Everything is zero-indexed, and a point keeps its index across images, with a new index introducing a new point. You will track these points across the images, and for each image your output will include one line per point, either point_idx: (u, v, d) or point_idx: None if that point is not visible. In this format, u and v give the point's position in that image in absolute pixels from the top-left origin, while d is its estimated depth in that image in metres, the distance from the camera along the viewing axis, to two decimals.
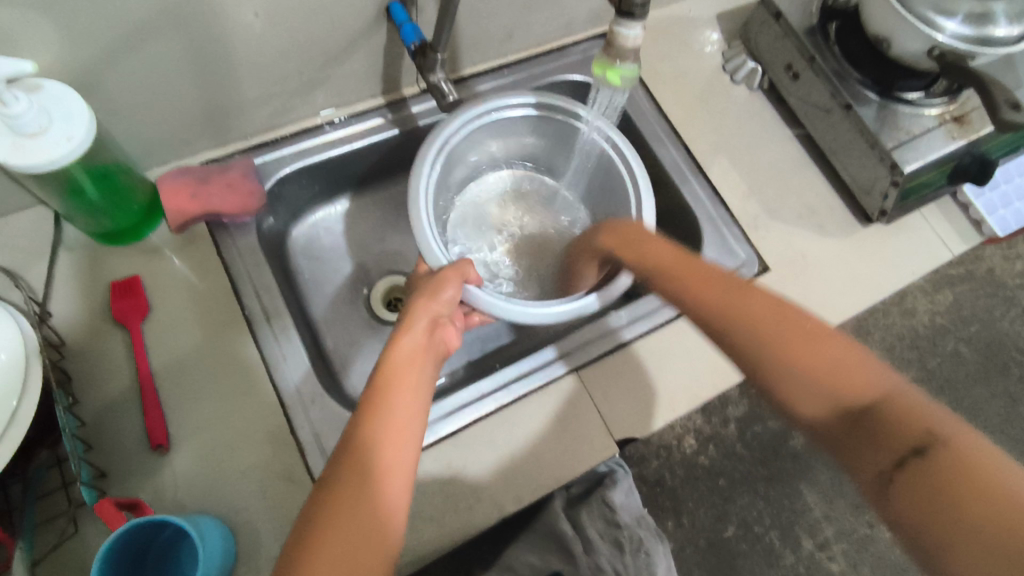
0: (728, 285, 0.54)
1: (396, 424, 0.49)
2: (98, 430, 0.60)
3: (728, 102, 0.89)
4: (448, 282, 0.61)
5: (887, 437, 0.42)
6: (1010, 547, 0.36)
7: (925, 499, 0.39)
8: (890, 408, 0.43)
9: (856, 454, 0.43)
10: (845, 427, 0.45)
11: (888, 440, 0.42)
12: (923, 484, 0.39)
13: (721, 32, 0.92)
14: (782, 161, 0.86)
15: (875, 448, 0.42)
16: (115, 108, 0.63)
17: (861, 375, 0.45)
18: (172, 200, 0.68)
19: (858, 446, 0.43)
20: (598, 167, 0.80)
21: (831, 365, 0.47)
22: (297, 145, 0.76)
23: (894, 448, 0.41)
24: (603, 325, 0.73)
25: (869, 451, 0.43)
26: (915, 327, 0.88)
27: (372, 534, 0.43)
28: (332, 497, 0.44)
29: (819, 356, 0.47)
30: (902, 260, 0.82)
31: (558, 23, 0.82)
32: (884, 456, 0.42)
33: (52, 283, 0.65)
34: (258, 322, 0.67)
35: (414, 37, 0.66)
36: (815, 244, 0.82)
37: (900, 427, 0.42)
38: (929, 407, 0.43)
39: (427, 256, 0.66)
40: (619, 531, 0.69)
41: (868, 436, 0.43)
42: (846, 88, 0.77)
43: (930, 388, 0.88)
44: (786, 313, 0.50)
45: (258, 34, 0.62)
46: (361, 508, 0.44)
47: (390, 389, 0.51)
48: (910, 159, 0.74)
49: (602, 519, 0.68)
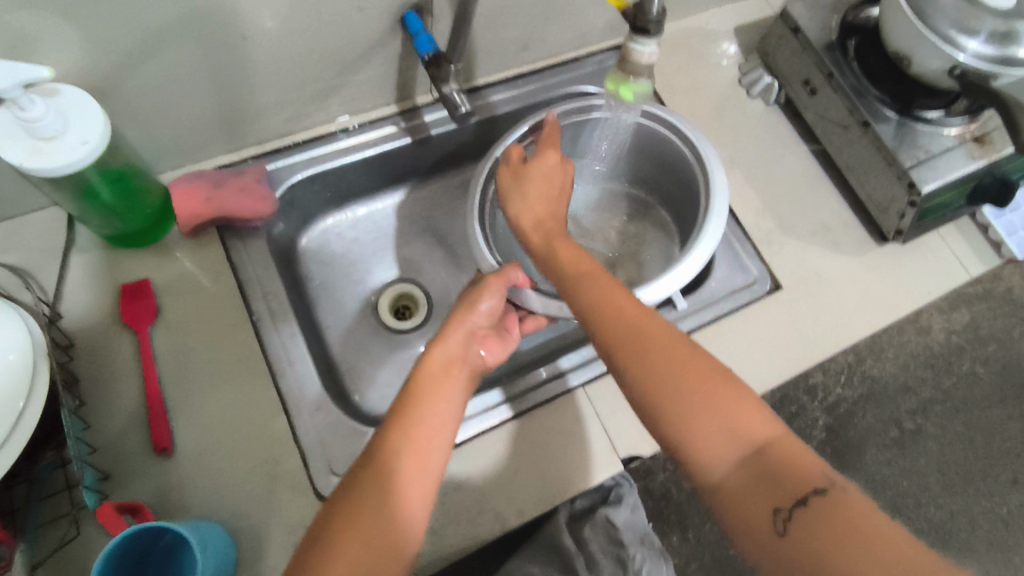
0: (633, 306, 0.53)
1: (426, 432, 0.50)
2: (103, 433, 0.60)
3: (743, 117, 0.88)
4: (488, 290, 0.61)
5: (780, 479, 0.42)
6: None
7: (812, 551, 0.39)
8: (783, 454, 0.43)
9: (745, 496, 0.43)
10: (742, 471, 0.43)
11: (782, 485, 0.42)
12: (814, 534, 0.39)
13: (738, 45, 0.91)
14: (798, 176, 0.85)
15: (765, 490, 0.42)
16: (131, 111, 0.63)
17: (753, 419, 0.45)
18: (185, 204, 0.67)
19: (750, 494, 0.42)
20: (641, 144, 0.81)
21: (725, 407, 0.45)
22: (310, 152, 0.76)
23: (787, 491, 0.41)
24: (553, 366, 0.71)
25: (758, 494, 0.42)
26: (930, 345, 0.82)
27: (386, 541, 0.44)
28: (355, 509, 0.45)
29: (709, 391, 0.46)
30: (916, 283, 0.80)
31: (574, 33, 0.82)
32: (778, 497, 0.41)
33: (64, 283, 0.65)
34: (267, 327, 0.67)
35: (429, 47, 0.65)
36: (828, 261, 0.80)
37: (794, 474, 0.42)
38: (812, 457, 0.43)
39: (483, 265, 0.68)
40: (621, 549, 0.67)
41: (759, 475, 0.43)
42: (865, 105, 0.76)
43: (945, 410, 0.82)
44: (682, 343, 0.49)
45: (274, 41, 0.63)
46: (385, 517, 0.45)
47: (416, 399, 0.52)
48: (929, 178, 0.73)
49: (605, 535, 0.67)
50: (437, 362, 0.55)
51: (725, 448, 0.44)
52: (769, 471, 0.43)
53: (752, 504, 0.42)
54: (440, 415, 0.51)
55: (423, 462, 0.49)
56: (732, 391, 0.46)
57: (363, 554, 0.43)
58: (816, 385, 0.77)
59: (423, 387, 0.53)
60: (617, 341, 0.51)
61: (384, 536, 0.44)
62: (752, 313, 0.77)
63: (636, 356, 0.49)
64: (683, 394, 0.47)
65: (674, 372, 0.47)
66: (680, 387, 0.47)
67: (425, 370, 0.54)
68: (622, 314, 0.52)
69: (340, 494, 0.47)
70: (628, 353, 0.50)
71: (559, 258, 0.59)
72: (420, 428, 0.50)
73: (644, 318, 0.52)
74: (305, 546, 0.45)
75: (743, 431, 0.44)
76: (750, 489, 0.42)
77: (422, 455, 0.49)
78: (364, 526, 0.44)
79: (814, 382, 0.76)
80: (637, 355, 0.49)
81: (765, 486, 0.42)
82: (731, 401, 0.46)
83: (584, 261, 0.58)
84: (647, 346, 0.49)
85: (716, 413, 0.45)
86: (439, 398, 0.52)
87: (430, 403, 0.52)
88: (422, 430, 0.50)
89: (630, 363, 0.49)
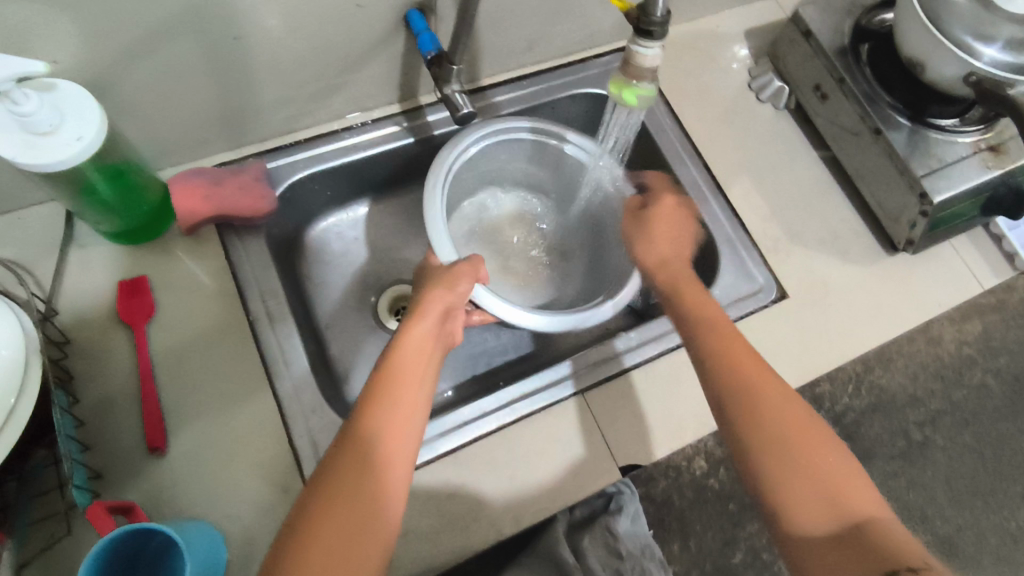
0: (756, 365, 0.56)
1: (399, 414, 0.51)
2: (94, 431, 0.60)
3: (753, 122, 0.86)
4: (461, 276, 0.63)
5: (879, 553, 0.45)
6: None
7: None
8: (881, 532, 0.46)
9: (836, 562, 0.46)
10: (838, 539, 0.47)
11: (878, 558, 0.45)
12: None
13: (749, 49, 0.90)
14: (806, 183, 0.83)
15: (858, 560, 0.45)
16: (131, 107, 0.63)
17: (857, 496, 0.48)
18: (184, 202, 0.67)
19: (846, 560, 0.45)
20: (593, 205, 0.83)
21: (832, 478, 0.49)
22: (311, 150, 0.75)
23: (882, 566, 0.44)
24: (610, 347, 0.72)
25: (850, 562, 0.45)
26: (940, 356, 0.80)
27: (365, 521, 0.45)
28: (331, 489, 0.45)
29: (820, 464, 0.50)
30: (929, 290, 0.80)
31: (581, 34, 0.81)
32: (872, 566, 0.44)
33: (61, 278, 0.65)
34: (264, 327, 0.67)
35: (432, 46, 0.65)
36: (836, 270, 0.79)
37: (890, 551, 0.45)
38: (905, 539, 0.46)
39: (439, 247, 0.66)
40: (620, 564, 0.63)
41: (856, 547, 0.46)
42: (876, 111, 0.75)
43: (954, 423, 0.79)
44: (798, 411, 0.53)
45: (276, 39, 0.62)
46: (361, 492, 0.45)
47: (399, 377, 0.53)
48: (941, 188, 0.71)
49: (605, 547, 0.63)
50: (413, 343, 0.57)
51: (822, 513, 0.48)
52: (865, 544, 0.46)
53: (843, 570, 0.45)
54: (410, 399, 0.52)
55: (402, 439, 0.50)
56: (843, 467, 0.50)
57: (337, 537, 0.43)
58: (822, 394, 0.74)
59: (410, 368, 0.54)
60: (733, 388, 0.55)
61: (359, 514, 0.45)
62: (757, 322, 0.75)
63: (755, 414, 0.53)
64: (791, 457, 0.51)
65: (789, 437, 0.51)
66: (788, 449, 0.51)
67: (400, 356, 0.55)
68: (744, 369, 0.56)
69: (324, 466, 0.47)
70: (746, 409, 0.54)
71: (684, 299, 0.65)
72: (395, 410, 0.51)
73: (767, 376, 0.55)
74: (289, 519, 0.45)
75: (845, 503, 0.48)
76: (844, 554, 0.46)
77: (392, 440, 0.49)
78: (344, 502, 0.45)
79: (821, 391, 0.74)
80: (751, 406, 0.53)
81: (863, 555, 0.45)
82: (835, 475, 0.49)
83: (711, 311, 0.63)
84: (765, 405, 0.53)
85: (821, 482, 0.49)
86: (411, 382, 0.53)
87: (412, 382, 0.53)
88: (399, 413, 0.51)
89: (744, 419, 0.53)
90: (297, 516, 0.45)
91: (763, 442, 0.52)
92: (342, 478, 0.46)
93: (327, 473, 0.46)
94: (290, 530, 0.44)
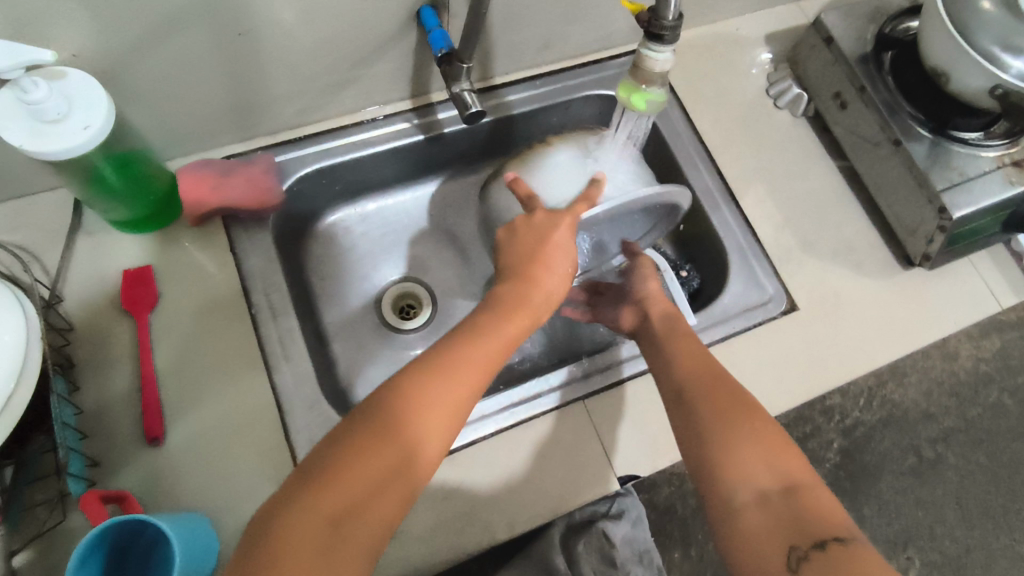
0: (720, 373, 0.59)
1: (459, 373, 0.50)
2: (93, 419, 0.60)
3: (770, 128, 0.84)
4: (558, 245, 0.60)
5: (811, 524, 0.46)
6: None
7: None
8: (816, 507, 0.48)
9: (767, 532, 0.47)
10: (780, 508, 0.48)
11: (805, 527, 0.46)
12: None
13: (769, 53, 0.88)
14: (821, 192, 0.81)
15: (790, 530, 0.46)
16: (141, 97, 0.63)
17: (803, 477, 0.50)
18: (192, 190, 0.68)
19: (782, 527, 0.47)
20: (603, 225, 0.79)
21: (785, 461, 0.51)
22: (320, 144, 0.75)
23: (808, 535, 0.46)
24: (613, 353, 0.71)
25: (779, 532, 0.47)
26: (956, 373, 0.77)
27: (391, 470, 0.44)
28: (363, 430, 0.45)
29: (774, 448, 0.52)
30: (942, 310, 0.77)
31: (596, 34, 0.80)
32: (803, 537, 0.46)
33: (67, 265, 0.66)
34: (266, 320, 0.67)
35: (443, 44, 0.64)
36: (849, 283, 0.77)
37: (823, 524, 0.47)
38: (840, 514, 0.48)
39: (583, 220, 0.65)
40: (611, 568, 0.66)
41: (790, 515, 0.47)
42: (896, 121, 0.73)
43: (967, 442, 0.77)
44: (757, 409, 0.55)
45: (288, 32, 0.62)
46: (391, 440, 0.45)
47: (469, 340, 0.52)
48: (961, 203, 0.69)
49: (598, 551, 0.65)
50: (496, 313, 0.55)
51: (761, 484, 0.50)
52: (794, 513, 0.47)
53: (771, 537, 0.47)
54: (475, 362, 0.51)
55: (456, 405, 0.49)
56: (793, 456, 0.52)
57: (357, 484, 0.43)
58: (832, 407, 0.73)
59: (474, 335, 0.53)
60: (700, 384, 0.57)
61: (388, 462, 0.44)
62: (766, 332, 0.74)
63: (722, 404, 0.55)
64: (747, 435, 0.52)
65: (749, 424, 0.53)
66: (733, 427, 0.53)
67: (472, 321, 0.55)
68: (715, 373, 0.58)
69: (359, 409, 0.47)
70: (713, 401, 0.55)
71: (665, 320, 0.68)
72: (453, 368, 0.50)
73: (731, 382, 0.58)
74: (299, 470, 0.44)
75: (792, 481, 0.50)
76: (778, 523, 0.47)
77: (434, 392, 0.48)
78: (386, 456, 0.45)
79: (832, 404, 0.72)
80: (716, 398, 0.56)
81: (796, 526, 0.47)
82: (786, 458, 0.51)
83: (684, 330, 0.66)
84: (729, 399, 0.55)
85: (773, 461, 0.51)
86: (477, 344, 0.52)
87: (483, 348, 0.52)
88: (458, 370, 0.50)
89: (699, 403, 0.56)
90: (314, 465, 0.44)
91: (718, 422, 0.54)
92: (382, 434, 0.45)
93: (366, 426, 0.45)
94: (297, 486, 0.43)
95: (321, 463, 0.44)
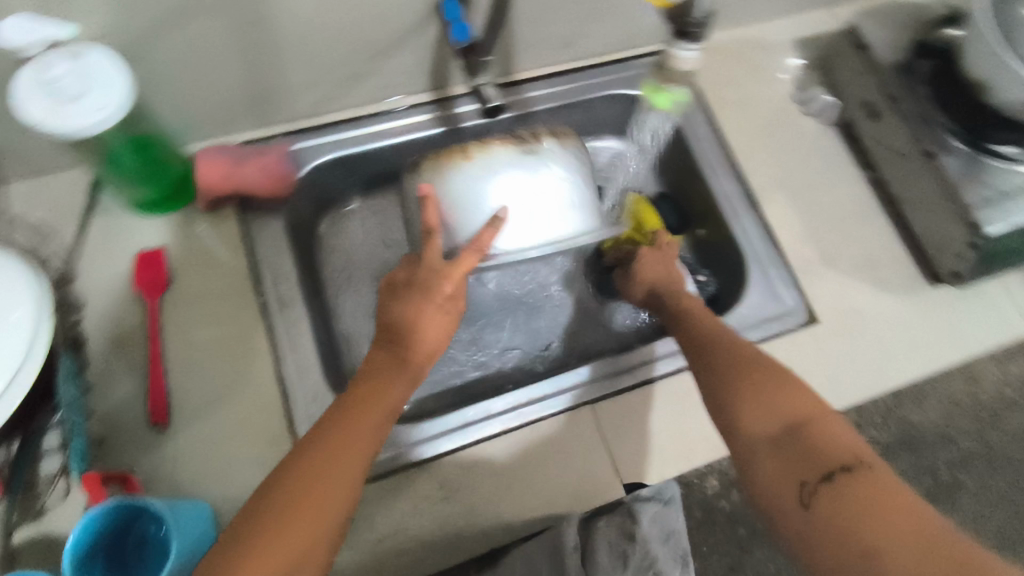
0: (720, 333, 0.59)
1: (355, 422, 0.50)
2: (98, 399, 0.61)
3: (796, 135, 0.82)
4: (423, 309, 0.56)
5: (818, 453, 0.46)
6: (923, 552, 0.39)
7: (834, 522, 0.43)
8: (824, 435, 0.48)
9: (778, 471, 0.47)
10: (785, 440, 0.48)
11: (812, 459, 0.46)
12: (838, 508, 0.43)
13: (798, 60, 0.86)
14: (847, 204, 0.79)
15: (797, 465, 0.46)
16: (160, 80, 0.63)
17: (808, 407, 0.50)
18: (206, 175, 0.67)
19: (791, 462, 0.47)
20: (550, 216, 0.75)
21: (786, 397, 0.50)
22: (338, 134, 0.75)
23: (814, 467, 0.46)
24: (643, 353, 0.70)
25: (788, 469, 0.47)
26: (980, 396, 0.74)
27: (311, 520, 0.44)
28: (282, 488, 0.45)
29: (775, 388, 0.51)
30: (966, 330, 0.74)
31: (621, 33, 0.78)
32: (811, 470, 0.46)
33: (81, 244, 0.66)
34: (274, 309, 0.66)
35: (464, 36, 0.62)
36: (871, 299, 0.75)
37: (827, 451, 0.46)
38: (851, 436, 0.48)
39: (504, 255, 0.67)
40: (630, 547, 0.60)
41: (796, 451, 0.47)
42: (928, 132, 0.71)
43: (988, 467, 0.74)
44: (756, 357, 0.55)
45: (306, 19, 0.62)
46: (312, 496, 0.45)
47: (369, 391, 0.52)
48: (994, 219, 0.66)
49: (619, 529, 0.60)
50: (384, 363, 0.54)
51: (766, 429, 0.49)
52: (804, 447, 0.47)
53: (781, 475, 0.47)
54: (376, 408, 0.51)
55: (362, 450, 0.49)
56: (798, 391, 0.51)
57: (287, 542, 0.43)
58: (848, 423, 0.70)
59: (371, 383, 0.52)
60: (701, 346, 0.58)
61: (311, 512, 0.45)
62: (782, 345, 0.72)
63: (721, 362, 0.55)
64: (751, 381, 0.52)
65: (746, 372, 0.53)
66: (731, 382, 0.53)
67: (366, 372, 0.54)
68: (713, 333, 0.60)
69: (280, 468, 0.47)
70: (712, 358, 0.56)
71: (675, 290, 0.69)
72: (353, 418, 0.50)
73: (730, 336, 0.59)
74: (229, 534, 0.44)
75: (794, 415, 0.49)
76: (784, 459, 0.47)
77: (343, 443, 0.48)
78: (309, 511, 0.45)
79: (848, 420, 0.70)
80: (712, 357, 0.56)
81: (805, 458, 0.46)
82: (785, 391, 0.51)
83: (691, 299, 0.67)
84: (729, 352, 0.56)
85: (776, 400, 0.50)
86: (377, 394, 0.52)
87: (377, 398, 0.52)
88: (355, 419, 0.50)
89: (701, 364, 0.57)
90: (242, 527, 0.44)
91: (719, 377, 0.54)
92: (313, 477, 0.46)
93: (296, 472, 0.46)
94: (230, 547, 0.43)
95: (251, 521, 0.44)
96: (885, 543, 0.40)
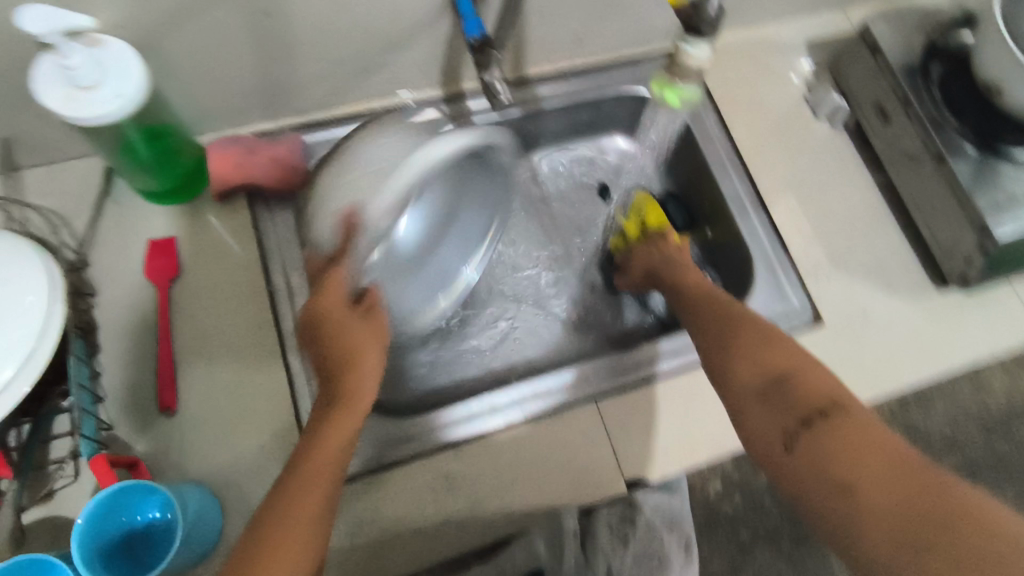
0: (713, 301, 0.62)
1: (346, 395, 0.52)
2: (107, 384, 0.61)
3: (806, 137, 0.82)
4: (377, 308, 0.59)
5: (797, 402, 0.48)
6: (902, 499, 0.40)
7: (818, 462, 0.44)
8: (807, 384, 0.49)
9: (765, 423, 0.49)
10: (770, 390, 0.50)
11: (795, 406, 0.47)
12: (820, 448, 0.44)
13: (809, 62, 0.85)
14: (856, 207, 0.79)
15: (780, 414, 0.48)
16: (174, 69, 0.63)
17: (792, 362, 0.51)
18: (218, 166, 0.68)
19: (775, 410, 0.48)
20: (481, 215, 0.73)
21: (773, 355, 0.52)
22: (348, 127, 0.75)
23: (794, 412, 0.47)
24: (650, 348, 0.70)
25: (774, 419, 0.48)
26: (985, 402, 0.75)
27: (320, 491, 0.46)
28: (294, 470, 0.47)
29: (762, 347, 0.53)
30: (975, 333, 0.74)
31: (632, 32, 0.78)
32: (792, 416, 0.47)
33: (93, 232, 0.67)
34: (282, 300, 0.67)
35: (476, 32, 0.63)
36: (880, 302, 0.74)
37: (807, 397, 0.48)
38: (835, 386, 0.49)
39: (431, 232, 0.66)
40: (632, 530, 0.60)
41: (781, 400, 0.48)
42: (941, 135, 0.70)
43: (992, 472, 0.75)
44: (745, 320, 0.57)
45: (321, 12, 0.62)
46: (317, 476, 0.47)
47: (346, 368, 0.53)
48: (1003, 221, 0.66)
49: (619, 514, 0.61)
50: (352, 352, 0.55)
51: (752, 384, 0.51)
52: (790, 397, 0.48)
53: (768, 428, 0.48)
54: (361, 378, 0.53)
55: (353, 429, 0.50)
56: (784, 348, 0.52)
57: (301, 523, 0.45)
58: None
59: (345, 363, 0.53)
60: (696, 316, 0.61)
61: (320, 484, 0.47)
62: None
63: (712, 329, 0.58)
64: (741, 342, 0.54)
65: (735, 336, 0.55)
66: (724, 347, 0.55)
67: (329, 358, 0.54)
68: (708, 301, 0.62)
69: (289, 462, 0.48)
70: (706, 327, 0.58)
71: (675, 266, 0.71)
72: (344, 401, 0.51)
73: (722, 303, 0.61)
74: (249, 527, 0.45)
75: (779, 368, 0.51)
76: (768, 406, 0.49)
77: (340, 421, 0.50)
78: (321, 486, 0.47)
79: None
80: (704, 324, 0.59)
81: (788, 404, 0.48)
82: (772, 350, 0.52)
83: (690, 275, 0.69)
84: (723, 318, 0.58)
85: (763, 359, 0.52)
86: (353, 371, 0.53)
87: (359, 373, 0.53)
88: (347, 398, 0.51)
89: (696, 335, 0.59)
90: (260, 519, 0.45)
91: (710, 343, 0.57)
92: (318, 454, 0.48)
93: (301, 458, 0.48)
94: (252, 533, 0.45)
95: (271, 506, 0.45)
96: (862, 487, 0.41)
